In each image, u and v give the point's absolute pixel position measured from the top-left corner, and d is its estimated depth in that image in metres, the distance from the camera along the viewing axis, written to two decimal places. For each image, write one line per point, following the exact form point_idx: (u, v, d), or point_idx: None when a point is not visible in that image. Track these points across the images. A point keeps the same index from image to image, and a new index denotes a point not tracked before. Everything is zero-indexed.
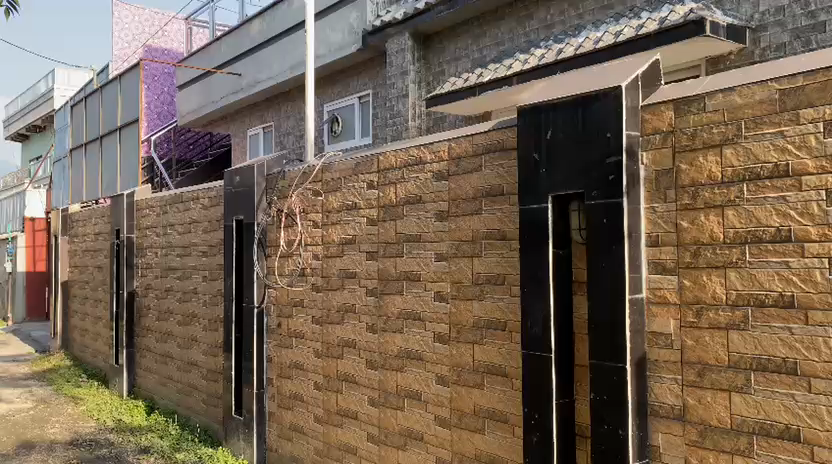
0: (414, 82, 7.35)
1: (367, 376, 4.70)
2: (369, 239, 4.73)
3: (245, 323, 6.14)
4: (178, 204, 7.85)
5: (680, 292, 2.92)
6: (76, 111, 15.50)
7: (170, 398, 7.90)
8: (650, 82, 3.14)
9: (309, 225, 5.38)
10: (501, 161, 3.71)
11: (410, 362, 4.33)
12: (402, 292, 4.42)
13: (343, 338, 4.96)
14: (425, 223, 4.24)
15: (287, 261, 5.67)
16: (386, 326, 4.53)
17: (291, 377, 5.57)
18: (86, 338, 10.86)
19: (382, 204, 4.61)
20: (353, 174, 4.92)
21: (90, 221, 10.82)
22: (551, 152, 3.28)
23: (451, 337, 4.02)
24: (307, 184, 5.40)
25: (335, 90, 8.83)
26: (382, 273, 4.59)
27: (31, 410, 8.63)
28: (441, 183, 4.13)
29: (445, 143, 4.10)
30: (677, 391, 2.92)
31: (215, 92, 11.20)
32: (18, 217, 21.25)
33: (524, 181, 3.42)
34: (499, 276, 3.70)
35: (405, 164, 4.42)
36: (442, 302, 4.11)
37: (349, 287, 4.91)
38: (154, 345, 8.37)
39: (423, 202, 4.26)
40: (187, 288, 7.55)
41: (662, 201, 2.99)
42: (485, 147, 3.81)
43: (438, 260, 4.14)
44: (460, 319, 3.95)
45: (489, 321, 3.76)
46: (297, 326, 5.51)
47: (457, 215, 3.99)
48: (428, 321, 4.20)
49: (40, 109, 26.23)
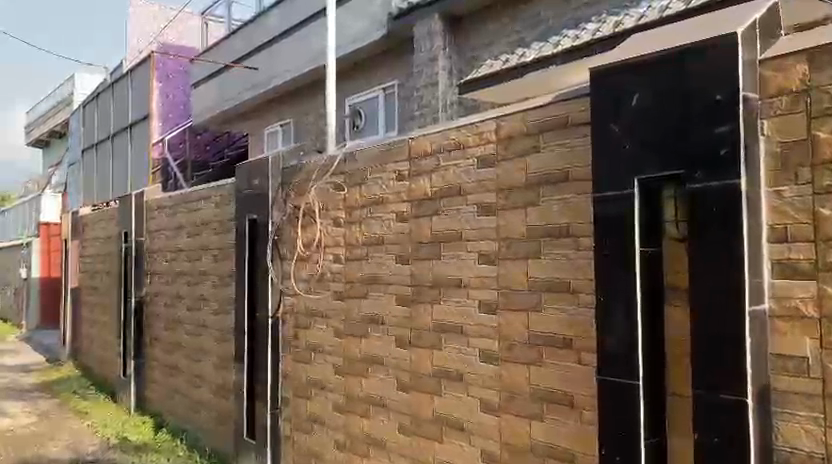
0: (444, 69, 6.63)
1: (395, 399, 4.03)
2: (398, 239, 4.06)
3: (259, 334, 5.51)
4: (187, 204, 7.26)
5: (820, 302, 2.19)
6: (89, 111, 15.11)
7: (177, 414, 7.31)
8: (769, 31, 2.42)
9: (328, 225, 4.72)
10: (562, 141, 3.02)
11: (447, 383, 3.64)
12: (436, 301, 3.74)
13: (367, 353, 4.29)
14: (466, 219, 3.55)
15: (303, 264, 5.01)
16: (419, 340, 3.85)
17: (308, 397, 4.91)
18: (95, 346, 10.33)
19: (414, 198, 3.93)
20: (379, 165, 4.25)
21: (99, 224, 10.30)
22: (636, 124, 2.59)
23: (499, 356, 3.33)
24: (328, 178, 4.74)
25: (357, 82, 8.19)
26: (414, 278, 3.91)
27: (33, 425, 8.10)
28: (485, 170, 3.45)
29: (491, 121, 3.42)
30: (816, 435, 2.19)
31: (231, 89, 10.62)
32: (32, 223, 20.94)
33: (598, 161, 2.74)
34: (561, 283, 3.01)
35: (441, 150, 3.75)
36: (488, 314, 3.41)
37: (375, 296, 4.24)
38: (162, 357, 7.78)
39: (463, 195, 3.58)
40: (198, 294, 6.93)
41: (792, 182, 2.27)
42: (541, 125, 3.12)
43: (483, 264, 3.45)
44: (510, 334, 3.27)
45: (547, 338, 3.07)
46: (315, 339, 4.85)
47: (506, 209, 3.31)
48: (469, 336, 3.52)
49: (60, 116, 26.03)
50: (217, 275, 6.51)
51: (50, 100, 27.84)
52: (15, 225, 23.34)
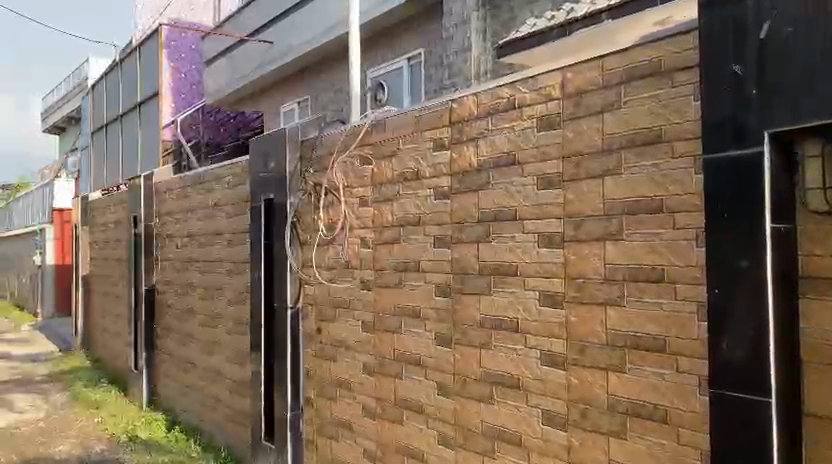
0: (478, 31, 5.98)
1: (435, 406, 3.47)
2: (437, 220, 3.47)
3: (277, 326, 4.97)
4: (198, 186, 6.73)
5: None
6: (99, 92, 14.64)
7: (191, 410, 6.83)
8: None
9: (354, 204, 4.15)
10: (654, 92, 2.42)
11: (500, 390, 3.07)
12: (485, 291, 3.15)
13: (401, 351, 3.73)
14: (522, 193, 2.95)
15: (326, 249, 4.45)
16: (464, 337, 3.28)
17: (333, 398, 4.37)
18: (107, 336, 9.90)
19: (455, 171, 3.33)
20: (413, 133, 3.65)
21: (109, 209, 9.84)
22: (766, 62, 1.97)
23: (567, 360, 2.75)
24: (353, 150, 4.16)
25: (379, 52, 7.55)
26: (456, 265, 3.32)
27: (41, 421, 7.67)
28: (547, 134, 2.84)
29: (556, 72, 2.81)
30: None
31: (245, 66, 10.04)
32: (45, 210, 20.63)
33: (710, 112, 2.13)
34: (653, 269, 2.42)
35: (489, 112, 3.14)
36: (551, 309, 2.82)
37: (409, 285, 3.67)
38: (175, 350, 7.29)
39: (519, 164, 2.97)
40: (211, 282, 6.41)
41: None
42: (625, 74, 2.52)
43: (544, 248, 2.85)
44: (580, 334, 2.69)
45: (633, 340, 2.49)
46: (340, 333, 4.30)
47: (576, 179, 2.70)
48: (528, 334, 2.93)
49: (73, 101, 25.74)
50: (231, 261, 5.97)
51: (64, 86, 27.46)
52: (29, 212, 23.04)
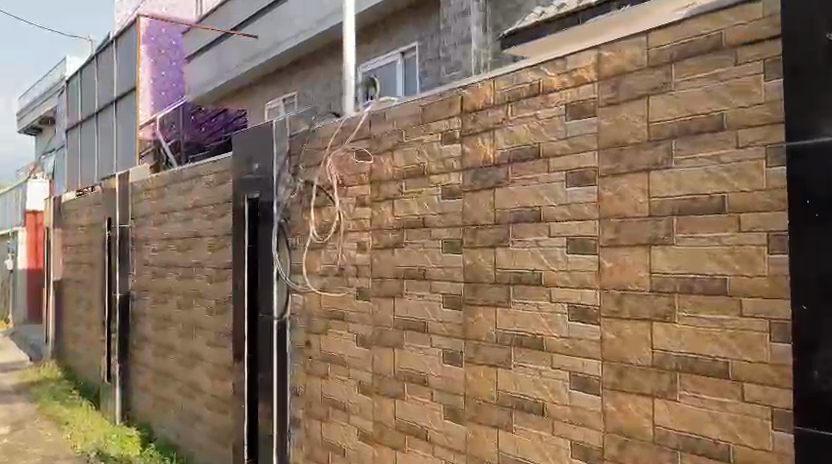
0: (478, 23, 5.59)
1: (443, 432, 3.08)
2: (445, 222, 3.09)
3: (261, 338, 4.54)
4: (177, 185, 6.29)
5: None
6: (73, 90, 14.08)
7: (168, 427, 6.37)
8: None
9: (350, 204, 3.76)
10: (713, 71, 2.06)
11: (521, 416, 2.68)
12: (503, 303, 2.77)
13: (403, 369, 3.34)
14: (548, 191, 2.57)
15: (317, 254, 4.04)
16: (477, 354, 2.89)
17: (324, 419, 3.96)
18: (80, 345, 9.38)
19: (467, 167, 2.95)
20: (418, 125, 3.27)
21: (83, 211, 9.34)
22: None
23: (603, 383, 2.37)
24: (349, 144, 3.77)
25: (372, 45, 7.17)
26: (468, 274, 2.94)
27: (6, 437, 7.16)
28: (578, 123, 2.46)
29: (590, 50, 2.44)
30: None
31: (230, 61, 9.60)
32: (18, 212, 19.90)
33: (796, 94, 1.80)
34: (713, 280, 2.05)
35: (508, 100, 2.76)
36: (584, 325, 2.44)
37: (414, 295, 3.28)
38: (151, 361, 6.83)
39: (544, 158, 2.59)
40: (190, 289, 5.97)
41: None
42: (677, 50, 2.15)
43: (574, 253, 2.47)
44: (620, 354, 2.31)
45: (687, 362, 2.12)
46: (333, 347, 3.89)
47: (614, 174, 2.33)
48: (554, 353, 2.55)
49: (49, 101, 24.97)
50: (212, 267, 5.54)
51: (40, 86, 26.69)
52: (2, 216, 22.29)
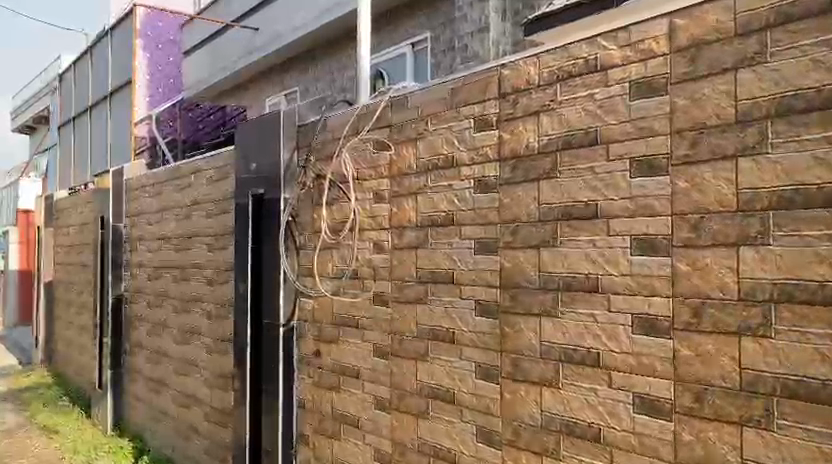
0: (496, 10, 5.28)
1: (473, 457, 2.72)
2: (478, 220, 2.73)
3: (266, 347, 4.17)
4: (174, 182, 5.92)
5: None
6: (68, 86, 13.69)
7: (163, 439, 5.98)
8: None
9: (367, 200, 3.40)
10: (824, 36, 1.70)
11: (571, 443, 2.33)
12: (549, 313, 2.42)
13: (426, 384, 2.98)
14: (607, 183, 2.22)
15: (329, 256, 3.69)
16: (517, 370, 2.54)
17: (335, 436, 3.60)
18: (70, 348, 9.01)
19: (506, 158, 2.60)
20: (447, 111, 2.91)
21: (75, 209, 8.97)
22: None
23: (676, 408, 2.01)
24: (367, 134, 3.41)
25: (378, 37, 6.79)
26: (506, 280, 2.59)
27: None
28: (647, 102, 2.11)
29: (662, 19, 2.09)
30: None
31: (228, 55, 9.23)
32: (10, 212, 19.56)
33: None
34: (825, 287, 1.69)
35: (556, 79, 2.41)
36: (652, 339, 2.08)
37: (440, 303, 2.92)
38: (145, 368, 6.46)
39: (602, 144, 2.24)
40: (188, 293, 5.60)
41: None
42: (776, 13, 1.80)
43: (641, 255, 2.12)
44: (698, 374, 1.96)
45: (788, 386, 1.76)
46: (346, 357, 3.53)
47: (694, 162, 1.98)
48: (613, 370, 2.19)
49: (43, 100, 24.52)
50: (212, 269, 5.17)
51: (34, 85, 26.28)
52: None
